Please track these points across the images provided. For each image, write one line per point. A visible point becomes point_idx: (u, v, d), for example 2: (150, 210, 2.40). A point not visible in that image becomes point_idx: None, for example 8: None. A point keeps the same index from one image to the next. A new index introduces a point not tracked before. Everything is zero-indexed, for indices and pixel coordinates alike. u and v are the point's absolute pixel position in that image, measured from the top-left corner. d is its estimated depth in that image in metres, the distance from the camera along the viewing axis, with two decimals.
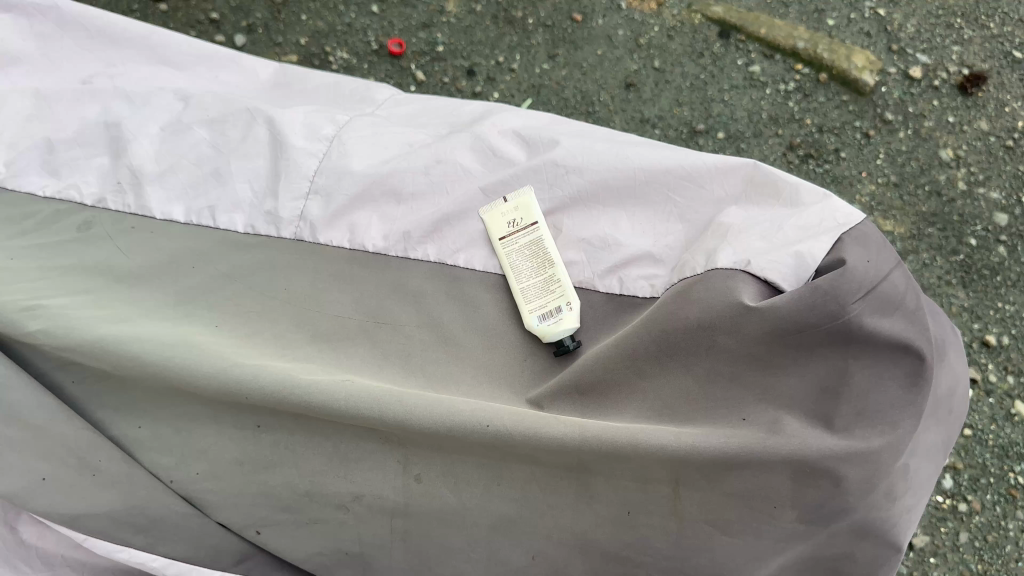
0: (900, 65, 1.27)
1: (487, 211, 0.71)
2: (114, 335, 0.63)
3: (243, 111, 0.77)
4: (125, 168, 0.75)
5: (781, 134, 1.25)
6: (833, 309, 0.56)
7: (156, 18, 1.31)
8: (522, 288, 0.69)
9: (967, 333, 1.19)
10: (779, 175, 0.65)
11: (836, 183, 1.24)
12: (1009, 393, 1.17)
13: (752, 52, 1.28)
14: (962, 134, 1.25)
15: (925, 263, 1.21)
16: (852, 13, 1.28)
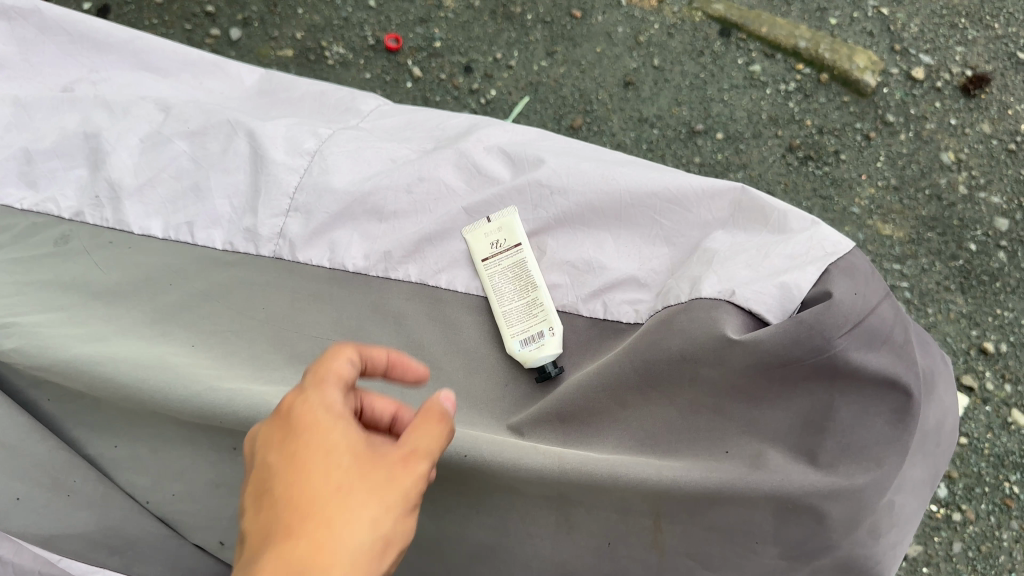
0: (903, 65, 1.25)
1: (469, 232, 0.70)
2: (87, 355, 0.61)
3: (225, 123, 0.75)
4: (103, 182, 0.74)
5: (781, 135, 1.23)
6: (818, 343, 0.55)
7: (151, 11, 1.31)
8: (504, 311, 0.68)
9: (965, 340, 1.15)
10: (766, 200, 0.64)
11: (835, 185, 1.21)
12: (1006, 401, 1.13)
13: (752, 51, 1.26)
14: (964, 136, 1.22)
15: (924, 268, 1.17)
16: (855, 12, 1.27)
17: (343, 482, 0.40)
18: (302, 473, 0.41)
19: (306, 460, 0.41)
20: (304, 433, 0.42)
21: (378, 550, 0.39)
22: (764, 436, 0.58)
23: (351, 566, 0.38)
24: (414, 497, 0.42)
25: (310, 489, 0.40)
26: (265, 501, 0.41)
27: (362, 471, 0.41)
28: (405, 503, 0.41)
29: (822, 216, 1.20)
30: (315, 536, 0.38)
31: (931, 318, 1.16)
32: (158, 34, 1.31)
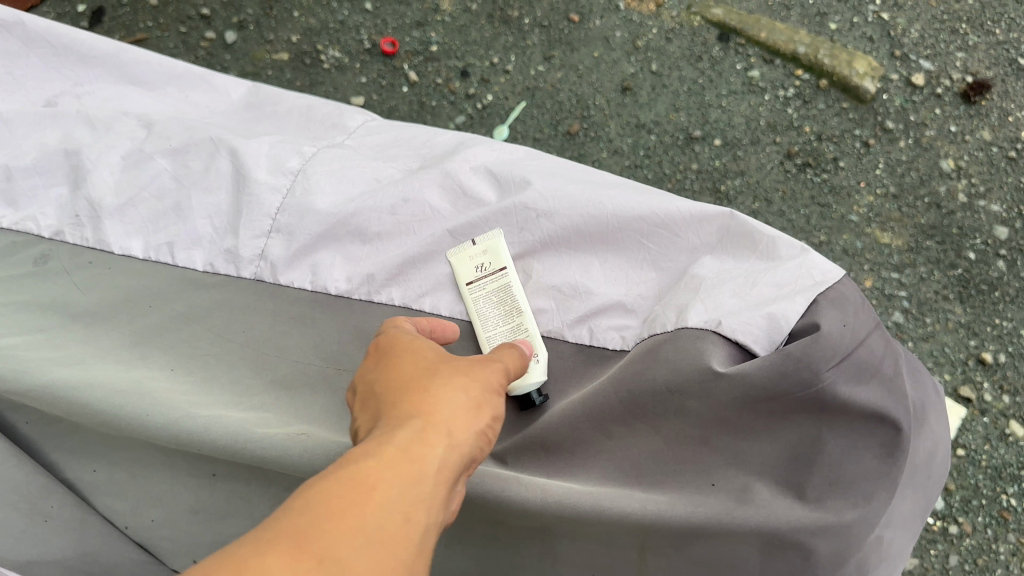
0: (903, 71, 1.23)
1: (453, 254, 0.69)
2: (63, 380, 0.60)
3: (207, 141, 0.74)
4: (83, 200, 0.73)
5: (780, 142, 1.21)
6: (806, 377, 0.54)
7: (147, 14, 1.30)
8: (487, 336, 0.67)
9: (963, 350, 1.13)
10: (755, 226, 0.62)
11: (834, 193, 1.19)
12: (1004, 413, 1.11)
13: (751, 57, 1.25)
14: (964, 144, 1.20)
15: (923, 277, 1.15)
16: (855, 17, 1.25)
17: (431, 368, 0.51)
18: (397, 369, 0.52)
19: (398, 362, 0.52)
20: (396, 349, 0.54)
21: (474, 407, 0.49)
22: (750, 469, 0.57)
23: (454, 413, 0.47)
24: (495, 383, 0.53)
25: (417, 369, 0.51)
26: (374, 396, 0.51)
27: (446, 364, 0.52)
28: (486, 384, 0.52)
29: (820, 224, 1.17)
30: (420, 397, 0.48)
31: (928, 328, 1.14)
32: (153, 37, 1.30)
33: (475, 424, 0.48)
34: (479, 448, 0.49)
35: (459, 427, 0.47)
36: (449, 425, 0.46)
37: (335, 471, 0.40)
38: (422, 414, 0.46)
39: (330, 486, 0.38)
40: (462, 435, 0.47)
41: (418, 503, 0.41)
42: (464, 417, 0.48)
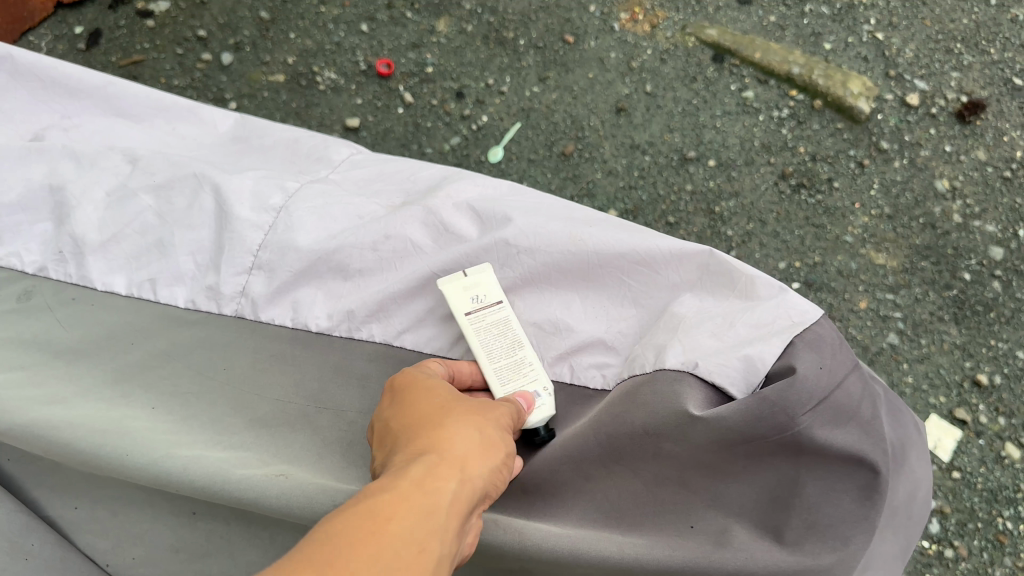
0: (898, 91, 1.23)
1: (444, 282, 0.66)
2: (44, 418, 0.59)
3: (190, 177, 0.74)
4: (67, 236, 0.73)
5: (774, 163, 1.20)
6: (782, 421, 0.54)
7: (143, 36, 1.31)
8: (491, 369, 0.64)
9: (958, 371, 1.12)
10: (735, 264, 0.63)
11: (828, 214, 1.18)
12: (1000, 434, 1.09)
13: (745, 78, 1.25)
14: (959, 163, 1.20)
15: (917, 298, 1.14)
16: (850, 37, 1.26)
17: (445, 412, 0.55)
18: (412, 411, 0.56)
19: (414, 404, 0.57)
20: (411, 387, 0.59)
21: (486, 449, 0.53)
22: (729, 512, 0.57)
23: (468, 450, 0.51)
24: (503, 427, 0.57)
25: (432, 407, 0.56)
26: (390, 438, 0.55)
27: (459, 407, 0.56)
28: (495, 428, 0.56)
29: (815, 245, 1.16)
30: (437, 433, 0.52)
31: (923, 349, 1.12)
32: (149, 58, 1.30)
33: (487, 463, 0.52)
34: (491, 488, 0.52)
35: (471, 465, 0.51)
36: (463, 465, 0.50)
37: (355, 504, 0.43)
38: (435, 453, 0.50)
39: (351, 516, 0.42)
40: (476, 469, 0.51)
41: (433, 534, 0.44)
42: (476, 457, 0.52)
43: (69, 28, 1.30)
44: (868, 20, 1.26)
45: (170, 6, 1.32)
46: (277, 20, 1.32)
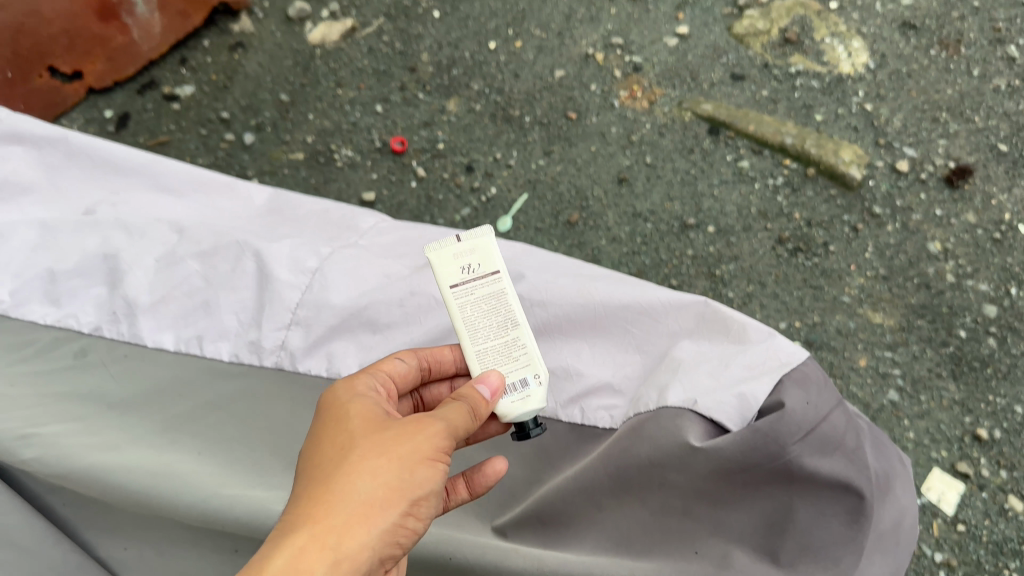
0: (887, 159, 1.29)
1: (434, 250, 0.63)
2: (105, 465, 0.69)
3: (234, 244, 0.82)
4: (120, 298, 0.80)
5: (771, 229, 1.26)
6: (773, 450, 0.60)
7: (169, 117, 1.41)
8: (478, 351, 0.64)
9: (958, 427, 1.14)
10: (728, 313, 0.70)
11: (825, 276, 1.23)
12: (1003, 487, 1.10)
13: (740, 148, 1.32)
14: (949, 226, 1.25)
15: (915, 355, 1.18)
16: (839, 108, 1.33)
17: (347, 453, 0.53)
18: (326, 446, 0.54)
19: (325, 441, 0.55)
20: (338, 406, 0.57)
21: (382, 502, 0.51)
22: (730, 537, 0.62)
23: (351, 519, 0.49)
24: (423, 453, 0.54)
25: (343, 445, 0.54)
26: (300, 477, 0.54)
27: (366, 441, 0.54)
28: (408, 460, 0.53)
29: (813, 305, 1.21)
30: (324, 496, 0.50)
31: (923, 405, 1.15)
32: (175, 138, 1.40)
33: (379, 525, 0.50)
34: (389, 543, 0.51)
35: (353, 536, 0.49)
36: (336, 540, 0.48)
37: None
38: (309, 528, 0.48)
39: None
40: (360, 540, 0.49)
41: None
42: (362, 519, 0.50)
43: (100, 112, 1.41)
44: (856, 93, 1.34)
45: (194, 90, 1.43)
46: (296, 101, 1.42)
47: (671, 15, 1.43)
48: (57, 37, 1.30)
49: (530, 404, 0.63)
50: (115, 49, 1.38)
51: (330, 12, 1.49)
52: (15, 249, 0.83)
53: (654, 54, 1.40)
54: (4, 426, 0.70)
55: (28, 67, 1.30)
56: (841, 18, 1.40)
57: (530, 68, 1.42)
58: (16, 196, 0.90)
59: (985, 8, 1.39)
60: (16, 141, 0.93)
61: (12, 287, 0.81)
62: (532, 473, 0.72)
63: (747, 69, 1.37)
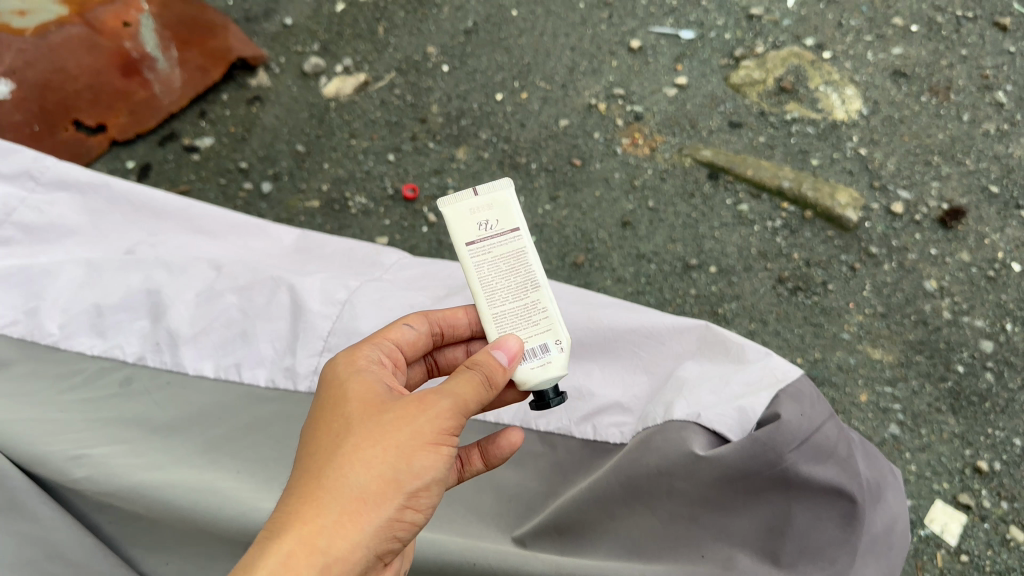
0: (882, 201, 1.33)
1: (450, 206, 0.69)
2: (152, 482, 0.74)
3: (269, 280, 0.93)
4: (163, 329, 0.89)
5: (771, 268, 1.30)
6: (771, 458, 0.65)
7: (188, 168, 1.43)
8: (496, 314, 0.69)
9: (959, 459, 1.18)
10: (727, 335, 0.79)
11: (825, 314, 1.27)
12: (1004, 518, 1.14)
13: (740, 192, 1.35)
14: (945, 265, 1.29)
15: (915, 390, 1.22)
16: (835, 153, 1.37)
17: (343, 443, 0.56)
18: (325, 432, 0.58)
19: (325, 427, 0.58)
20: (339, 389, 0.61)
21: (376, 495, 0.54)
22: (733, 541, 0.67)
23: (342, 516, 0.53)
24: (420, 440, 0.56)
25: (340, 434, 0.57)
26: (301, 461, 0.58)
27: (363, 430, 0.57)
28: (405, 448, 0.56)
29: (814, 342, 1.25)
30: (319, 492, 0.54)
31: (924, 439, 1.19)
32: (195, 188, 1.42)
33: (373, 518, 0.54)
34: (386, 532, 0.55)
35: (347, 533, 0.53)
36: (327, 541, 0.52)
37: None
38: (302, 527, 0.52)
39: None
40: (353, 535, 0.53)
41: None
42: (354, 516, 0.53)
43: (122, 163, 1.42)
44: (850, 139, 1.38)
45: (213, 141, 1.45)
46: (312, 152, 1.44)
47: (671, 66, 1.46)
48: (81, 91, 1.39)
49: (552, 369, 0.67)
50: (137, 103, 1.43)
51: (343, 67, 1.50)
52: (63, 288, 0.92)
53: (655, 104, 1.43)
54: (57, 449, 0.76)
55: (53, 120, 1.37)
56: (834, 67, 1.44)
57: (536, 118, 1.44)
58: (60, 239, 0.98)
59: (972, 56, 1.43)
60: (61, 188, 1.00)
61: (62, 320, 0.90)
62: (550, 487, 0.78)
63: (745, 116, 1.41)
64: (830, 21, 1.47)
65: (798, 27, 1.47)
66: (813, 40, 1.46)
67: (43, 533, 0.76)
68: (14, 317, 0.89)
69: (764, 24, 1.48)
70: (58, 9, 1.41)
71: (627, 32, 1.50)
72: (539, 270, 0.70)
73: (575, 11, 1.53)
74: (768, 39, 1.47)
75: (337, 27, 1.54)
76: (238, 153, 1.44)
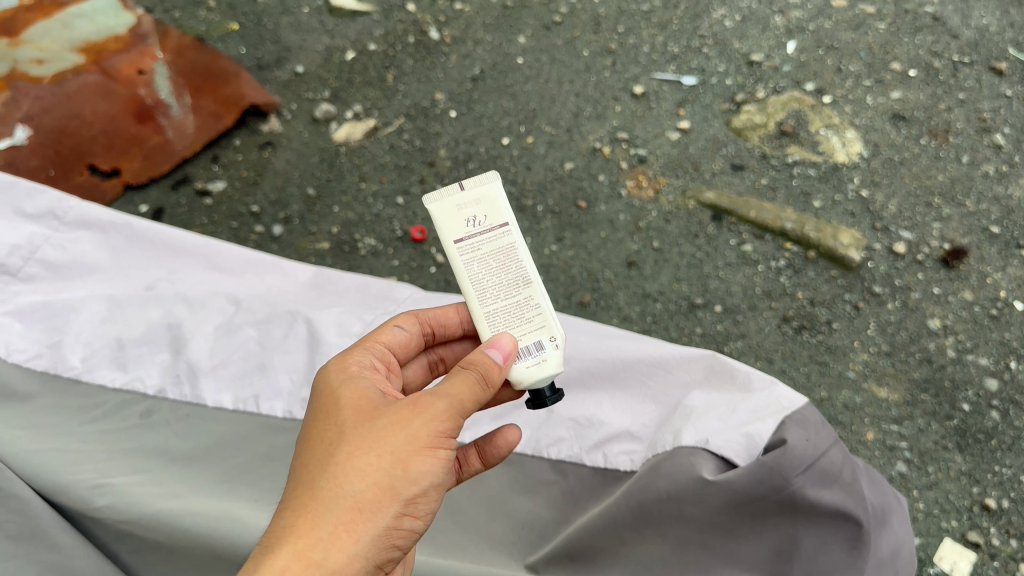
0: (884, 241, 1.35)
1: (435, 202, 0.71)
2: (171, 509, 0.78)
3: (286, 313, 1.00)
4: (183, 362, 0.95)
5: (776, 307, 1.32)
6: (778, 482, 0.70)
7: (200, 213, 1.41)
8: (488, 312, 0.71)
9: (967, 497, 1.18)
10: (731, 364, 0.88)
11: (830, 352, 1.29)
12: (1013, 556, 1.14)
13: (743, 233, 1.37)
14: (948, 304, 1.31)
15: (921, 428, 1.23)
16: (836, 195, 1.39)
17: (338, 453, 0.58)
18: (320, 442, 0.60)
19: (320, 438, 0.61)
20: (334, 397, 0.63)
21: (371, 504, 0.57)
22: (742, 564, 0.73)
23: (336, 527, 0.55)
24: (417, 445, 0.58)
25: (334, 444, 0.59)
26: (296, 471, 0.60)
27: (357, 437, 0.59)
28: (401, 454, 0.58)
29: (820, 380, 1.27)
30: (313, 503, 0.56)
31: (932, 476, 1.20)
32: (207, 232, 1.39)
33: (368, 528, 0.56)
34: (383, 539, 0.57)
35: (342, 545, 0.55)
36: (322, 552, 0.54)
37: None
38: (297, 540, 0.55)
39: None
40: (348, 545, 0.55)
41: None
42: (349, 526, 0.56)
43: (136, 207, 1.39)
44: (851, 180, 1.40)
45: (226, 186, 1.43)
46: (323, 196, 1.43)
47: (673, 111, 1.49)
48: (97, 136, 1.38)
49: (547, 367, 0.70)
50: (151, 149, 1.41)
51: (354, 113, 1.50)
52: (85, 322, 0.96)
53: (658, 147, 1.45)
54: (81, 478, 0.80)
55: (68, 165, 1.36)
56: (834, 111, 1.47)
57: (542, 161, 1.45)
58: (82, 276, 1.01)
59: (970, 100, 1.47)
60: (84, 227, 1.03)
61: (84, 354, 0.94)
62: (562, 514, 0.86)
63: (747, 159, 1.43)
64: (829, 67, 1.51)
65: (798, 72, 1.51)
66: (813, 84, 1.50)
67: (63, 561, 0.78)
68: (38, 351, 0.94)
69: (765, 70, 1.51)
70: (75, 57, 1.42)
71: (630, 78, 1.53)
72: (529, 266, 0.72)
73: (579, 58, 1.55)
74: (768, 84, 1.50)
75: (348, 74, 1.55)
76: (249, 197, 1.42)
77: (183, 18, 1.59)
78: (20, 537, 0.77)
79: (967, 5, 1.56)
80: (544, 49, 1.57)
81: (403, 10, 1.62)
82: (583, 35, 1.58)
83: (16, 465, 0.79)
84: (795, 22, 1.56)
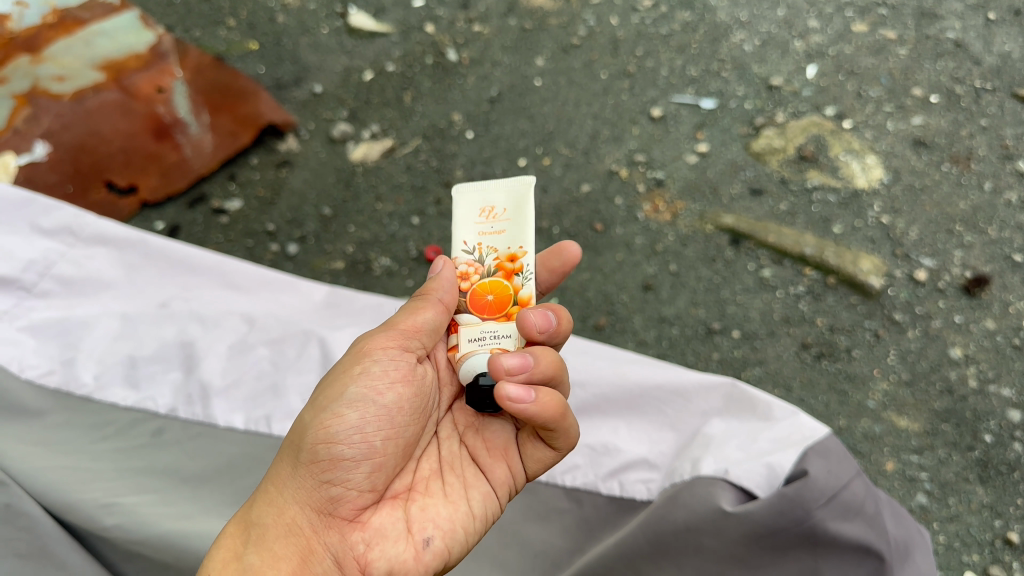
0: (905, 269, 1.33)
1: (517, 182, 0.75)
2: (180, 529, 0.83)
3: (300, 334, 1.02)
4: (195, 382, 0.97)
5: (794, 333, 1.30)
6: (800, 514, 0.72)
7: (216, 230, 1.41)
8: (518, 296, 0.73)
9: (989, 530, 1.16)
10: (753, 394, 0.88)
11: (850, 380, 1.26)
12: None
13: (761, 258, 1.35)
14: (970, 333, 1.28)
15: (942, 460, 1.21)
16: (856, 221, 1.37)
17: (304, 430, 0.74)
18: None
19: None
20: None
21: (294, 451, 0.69)
22: None
23: (275, 481, 0.69)
24: (328, 389, 0.71)
25: None
26: None
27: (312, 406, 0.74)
28: (316, 402, 0.70)
29: (839, 409, 1.25)
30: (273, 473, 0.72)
31: (952, 508, 1.17)
32: (222, 249, 1.40)
33: (294, 471, 0.68)
34: (308, 476, 0.67)
35: (277, 492, 0.68)
36: (255, 511, 0.68)
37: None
38: (244, 509, 0.70)
39: None
40: (280, 490, 0.68)
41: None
42: (283, 476, 0.69)
43: (153, 224, 1.40)
44: (872, 207, 1.38)
45: (242, 205, 1.43)
46: (338, 215, 1.42)
47: (691, 134, 1.47)
48: (115, 154, 1.38)
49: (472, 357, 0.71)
50: (169, 167, 1.42)
51: (371, 132, 1.50)
52: (97, 339, 0.97)
53: (676, 170, 1.44)
54: (89, 497, 0.83)
55: (86, 182, 1.36)
56: (855, 136, 1.45)
57: (558, 183, 1.43)
58: (97, 293, 1.02)
59: (993, 126, 1.45)
60: (100, 242, 1.03)
61: (96, 371, 0.96)
62: (577, 544, 0.88)
63: (766, 184, 1.41)
64: (850, 92, 1.49)
65: (818, 97, 1.49)
66: (833, 109, 1.48)
67: None
68: (51, 367, 0.95)
69: (784, 94, 1.50)
70: (95, 75, 1.41)
71: (648, 101, 1.51)
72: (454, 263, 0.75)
73: (597, 80, 1.53)
74: (788, 108, 1.48)
75: (365, 94, 1.54)
76: (265, 216, 1.42)
77: (204, 37, 1.59)
78: (28, 556, 0.79)
79: (989, 31, 1.54)
80: (562, 71, 1.55)
81: (421, 31, 1.60)
82: (601, 57, 1.56)
83: (29, 483, 0.82)
84: (815, 47, 1.54)
